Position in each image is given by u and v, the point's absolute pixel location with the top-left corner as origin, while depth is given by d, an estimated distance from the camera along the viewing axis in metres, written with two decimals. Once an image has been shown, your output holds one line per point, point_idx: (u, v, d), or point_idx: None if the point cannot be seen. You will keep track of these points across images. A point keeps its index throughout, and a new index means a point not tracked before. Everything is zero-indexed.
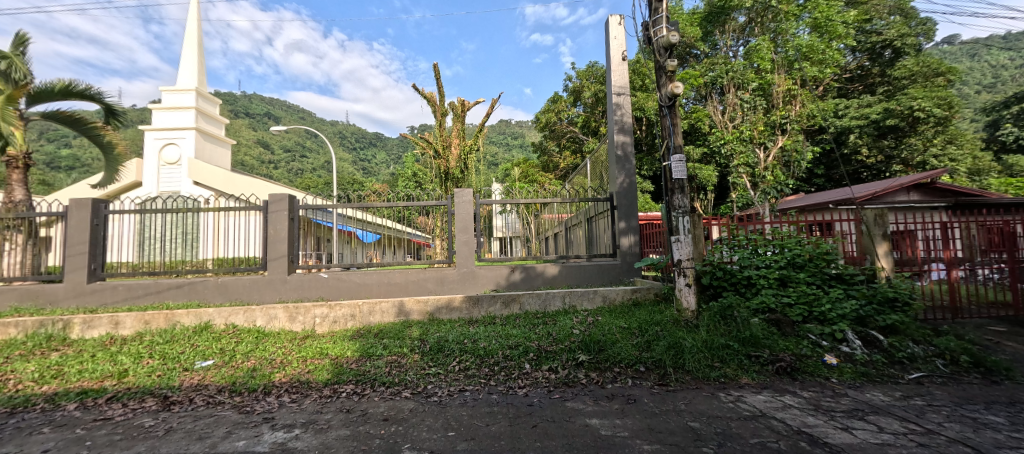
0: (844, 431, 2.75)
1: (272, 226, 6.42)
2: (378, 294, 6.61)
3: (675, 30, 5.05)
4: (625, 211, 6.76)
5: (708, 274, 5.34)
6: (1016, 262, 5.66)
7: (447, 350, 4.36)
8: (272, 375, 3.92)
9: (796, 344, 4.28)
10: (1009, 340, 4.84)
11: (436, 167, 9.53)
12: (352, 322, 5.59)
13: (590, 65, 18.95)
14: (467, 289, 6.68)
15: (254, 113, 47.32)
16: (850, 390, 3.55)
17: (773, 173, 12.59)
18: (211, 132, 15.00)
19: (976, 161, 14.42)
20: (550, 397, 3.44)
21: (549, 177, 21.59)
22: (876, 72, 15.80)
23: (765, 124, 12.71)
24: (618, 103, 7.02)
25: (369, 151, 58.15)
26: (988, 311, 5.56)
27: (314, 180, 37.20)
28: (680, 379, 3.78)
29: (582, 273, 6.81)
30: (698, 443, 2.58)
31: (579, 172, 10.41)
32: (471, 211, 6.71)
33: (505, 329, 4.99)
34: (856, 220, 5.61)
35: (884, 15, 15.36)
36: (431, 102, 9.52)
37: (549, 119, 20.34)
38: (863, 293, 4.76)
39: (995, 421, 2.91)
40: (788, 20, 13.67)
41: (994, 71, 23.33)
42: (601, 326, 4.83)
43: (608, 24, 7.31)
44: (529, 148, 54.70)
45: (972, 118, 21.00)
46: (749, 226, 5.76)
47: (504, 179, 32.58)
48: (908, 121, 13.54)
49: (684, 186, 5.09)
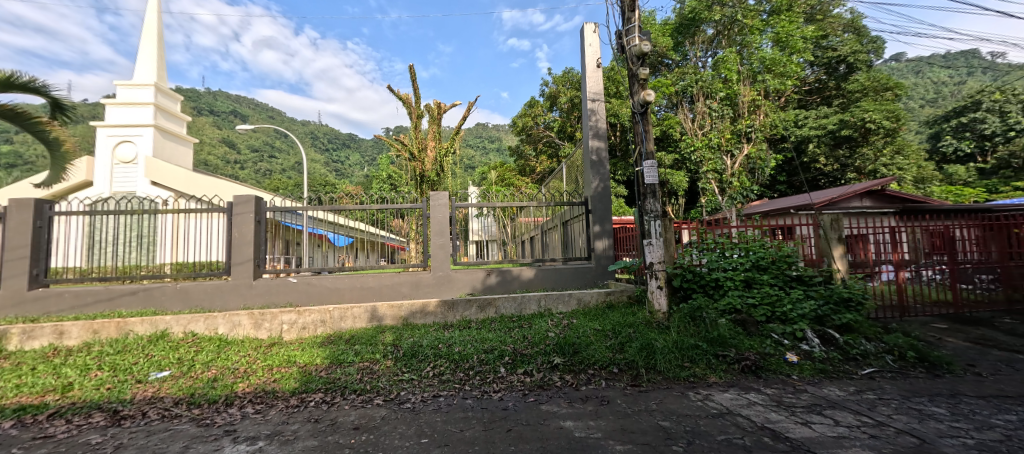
0: (804, 426, 2.88)
1: (236, 229, 6.15)
2: (350, 299, 6.45)
3: (646, 40, 5.19)
4: (600, 215, 6.89)
5: (679, 276, 5.48)
6: (955, 263, 6.09)
7: (421, 356, 4.30)
8: (234, 385, 3.75)
9: (760, 344, 4.47)
10: (949, 335, 5.22)
11: (411, 170, 9.41)
12: (322, 328, 5.41)
13: (566, 71, 19.23)
14: (442, 293, 6.62)
15: (220, 111, 45.39)
16: (810, 387, 3.72)
17: (738, 180, 13.14)
18: (171, 129, 14.25)
19: (921, 170, 15.50)
20: (525, 400, 3.44)
21: (525, 181, 21.70)
22: (832, 86, 16.76)
23: (732, 132, 13.25)
24: (593, 109, 7.15)
25: (343, 152, 56.83)
26: (931, 308, 6.02)
27: (284, 181, 36.01)
28: (652, 379, 3.86)
29: (558, 276, 6.89)
30: (669, 442, 2.63)
31: (555, 176, 10.51)
32: (447, 215, 6.66)
33: (480, 333, 4.96)
34: (814, 225, 5.93)
35: (839, 32, 16.33)
36: (407, 104, 9.41)
37: (526, 123, 20.53)
38: (821, 294, 5.03)
39: (938, 412, 3.12)
40: (752, 33, 14.30)
41: (936, 87, 25.19)
42: (576, 329, 4.88)
43: (584, 31, 7.45)
44: (505, 151, 54.88)
45: (917, 130, 22.61)
46: (717, 230, 5.96)
47: (481, 182, 32.57)
48: (861, 132, 14.42)
49: (656, 191, 5.21)
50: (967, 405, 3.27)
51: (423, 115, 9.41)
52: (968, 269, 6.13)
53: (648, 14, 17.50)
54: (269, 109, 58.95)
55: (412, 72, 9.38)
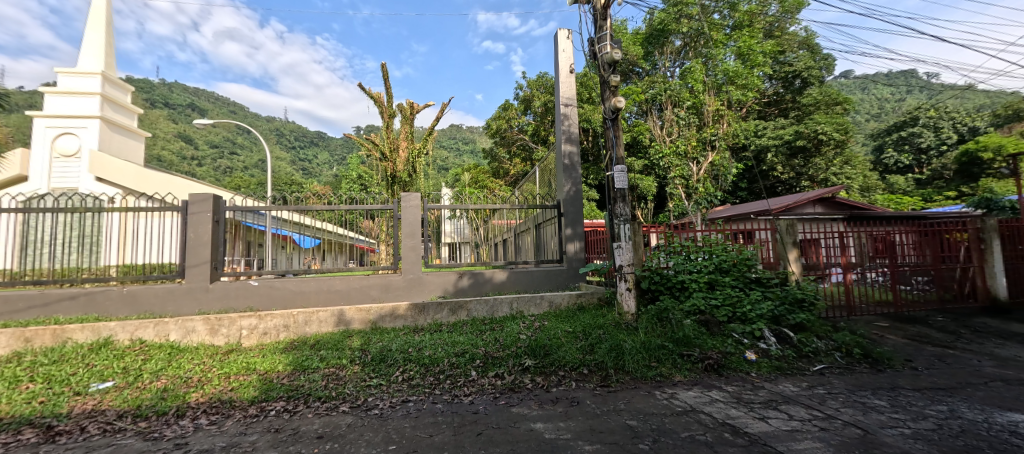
0: (761, 421, 3.02)
1: (192, 229, 5.80)
2: (315, 303, 6.22)
3: (618, 48, 5.32)
4: (572, 218, 7.00)
5: (647, 279, 5.63)
6: (895, 266, 6.57)
7: (390, 360, 4.20)
8: (186, 395, 3.53)
9: (722, 343, 4.66)
10: (890, 333, 5.63)
11: (383, 170, 9.22)
12: (285, 333, 5.19)
13: (540, 75, 19.41)
14: (413, 296, 6.50)
15: (176, 104, 42.86)
16: (767, 383, 3.92)
17: (704, 185, 13.66)
18: (120, 122, 13.34)
19: (867, 180, 16.65)
20: (496, 403, 3.42)
21: (499, 184, 21.73)
22: (789, 98, 17.74)
23: (698, 140, 13.75)
24: (566, 114, 7.24)
25: (310, 150, 54.96)
26: (874, 308, 6.50)
27: (245, 179, 34.37)
28: (621, 379, 3.94)
29: (530, 278, 6.91)
30: (636, 440, 2.69)
31: (529, 179, 10.57)
32: (418, 216, 6.56)
33: (452, 336, 4.91)
34: (772, 229, 6.24)
35: (794, 49, 17.37)
36: (378, 103, 9.22)
37: (500, 125, 20.58)
38: (778, 294, 5.29)
39: (879, 404, 3.36)
40: (717, 47, 14.98)
41: (880, 103, 27.22)
42: (548, 331, 4.92)
43: (557, 37, 7.55)
44: (478, 154, 54.75)
45: (863, 142, 24.30)
46: (684, 233, 6.15)
47: (453, 184, 32.33)
48: (814, 142, 15.36)
49: (626, 195, 5.31)
50: (905, 397, 3.53)
51: (396, 114, 9.25)
52: (907, 271, 6.62)
53: (620, 23, 17.96)
54: (231, 104, 56.21)
55: (384, 71, 9.21)
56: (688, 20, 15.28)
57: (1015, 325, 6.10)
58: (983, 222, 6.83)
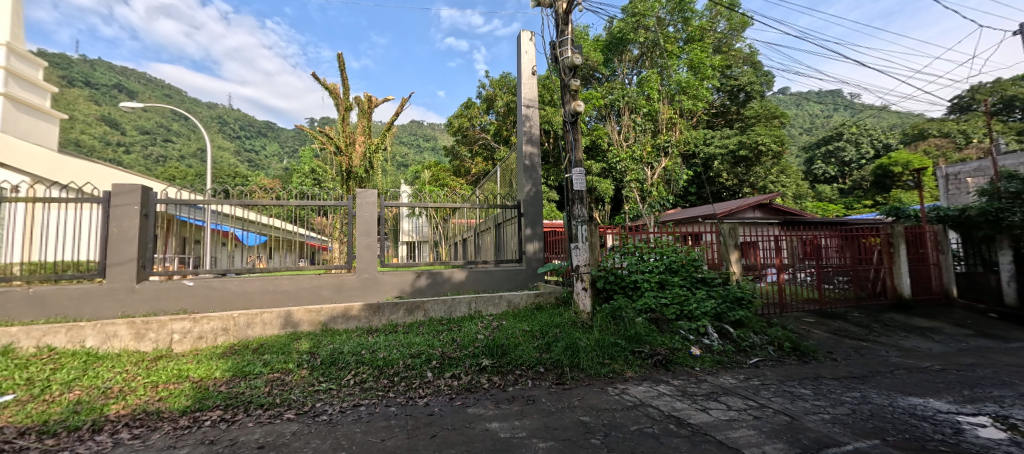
0: (703, 412, 3.21)
1: (114, 222, 5.27)
2: (259, 304, 5.85)
3: (578, 53, 5.45)
4: (532, 219, 7.07)
5: (602, 278, 5.79)
6: (821, 267, 7.23)
7: (341, 363, 4.04)
8: (105, 407, 3.19)
9: (671, 339, 4.91)
10: (815, 328, 6.18)
11: (338, 164, 8.84)
12: (224, 337, 4.84)
13: (503, 75, 19.48)
14: (367, 296, 6.30)
15: (99, 83, 38.60)
16: (709, 376, 4.17)
17: (657, 189, 14.28)
18: (29, 101, 11.86)
19: (799, 188, 18.16)
20: (451, 405, 3.39)
21: (460, 182, 21.53)
22: (733, 110, 18.95)
23: (653, 146, 14.38)
24: (527, 115, 7.30)
25: (257, 140, 51.56)
26: (802, 305, 7.13)
27: (181, 169, 31.56)
28: (575, 377, 4.04)
29: (489, 278, 6.89)
30: (588, 436, 2.78)
31: (490, 179, 10.57)
32: (375, 214, 6.36)
33: (407, 337, 4.79)
34: (716, 232, 6.66)
35: (739, 65, 18.63)
36: (334, 95, 8.84)
37: (462, 123, 20.40)
38: (720, 293, 5.65)
39: (804, 392, 3.68)
40: (670, 58, 15.75)
41: (811, 119, 29.87)
42: (505, 330, 4.93)
43: (520, 39, 7.60)
44: (439, 151, 53.92)
45: (796, 154, 26.52)
46: (638, 235, 6.38)
47: (412, 181, 31.68)
48: (756, 153, 16.54)
49: (583, 197, 5.45)
50: (826, 385, 3.90)
51: (352, 107, 8.91)
52: (831, 271, 7.30)
53: (581, 29, 18.39)
54: (166, 87, 51.47)
55: (341, 61, 8.86)
56: (645, 31, 15.93)
57: (916, 319, 6.92)
58: (893, 228, 7.67)
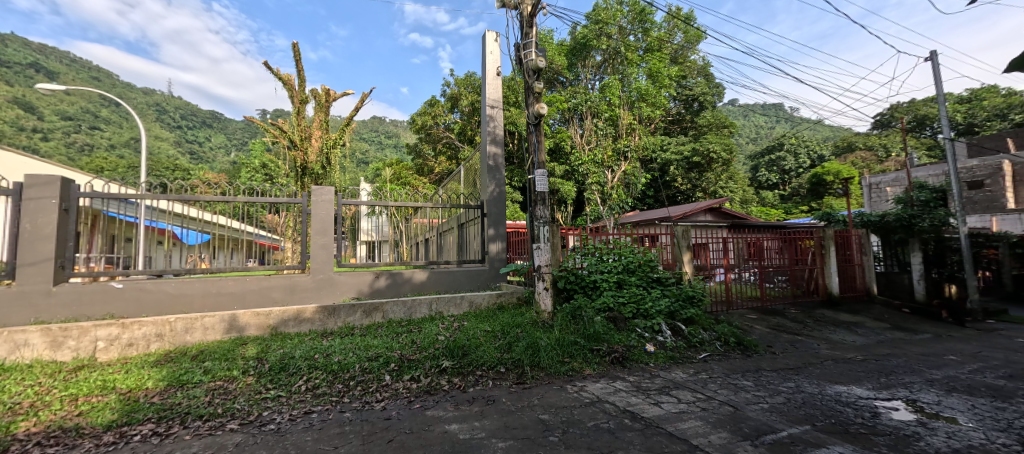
0: (656, 406, 3.35)
1: (26, 218, 4.72)
2: (199, 308, 5.45)
3: (542, 56, 5.52)
4: (495, 219, 7.06)
5: (563, 278, 5.91)
6: (763, 267, 7.77)
7: (292, 368, 3.84)
8: (10, 425, 2.84)
9: (627, 337, 5.09)
10: (758, 323, 6.63)
11: (292, 159, 8.42)
12: (159, 344, 4.47)
13: (468, 74, 19.37)
14: (322, 298, 6.04)
15: (11, 61, 34.42)
16: (662, 372, 4.36)
17: (617, 192, 14.73)
18: None
19: (746, 193, 19.41)
20: (410, 408, 3.32)
21: (423, 181, 21.15)
22: (688, 119, 19.82)
23: (613, 150, 14.83)
24: (491, 115, 7.30)
25: (201, 131, 48.01)
26: (747, 302, 7.64)
27: (110, 159, 28.75)
28: (535, 376, 4.09)
29: (451, 278, 6.82)
30: (546, 433, 2.82)
31: (453, 178, 10.48)
32: (331, 212, 6.12)
33: (365, 339, 4.63)
34: (671, 234, 6.98)
35: (694, 75, 19.65)
36: (288, 86, 8.41)
37: (425, 121, 20.11)
38: (674, 293, 5.91)
39: (746, 384, 3.94)
40: (631, 65, 16.32)
41: (757, 131, 32.04)
42: (466, 331, 4.89)
43: (485, 39, 7.59)
44: (401, 149, 52.66)
45: (743, 162, 28.31)
46: (599, 236, 6.53)
47: (373, 179, 30.82)
48: (707, 159, 17.52)
49: (545, 198, 5.53)
50: (766, 377, 4.19)
51: (309, 100, 8.52)
52: (772, 271, 7.86)
53: (546, 33, 18.64)
54: (93, 69, 46.79)
55: (296, 52, 8.45)
56: (607, 39, 16.42)
57: (843, 314, 7.60)
58: (824, 232, 8.38)
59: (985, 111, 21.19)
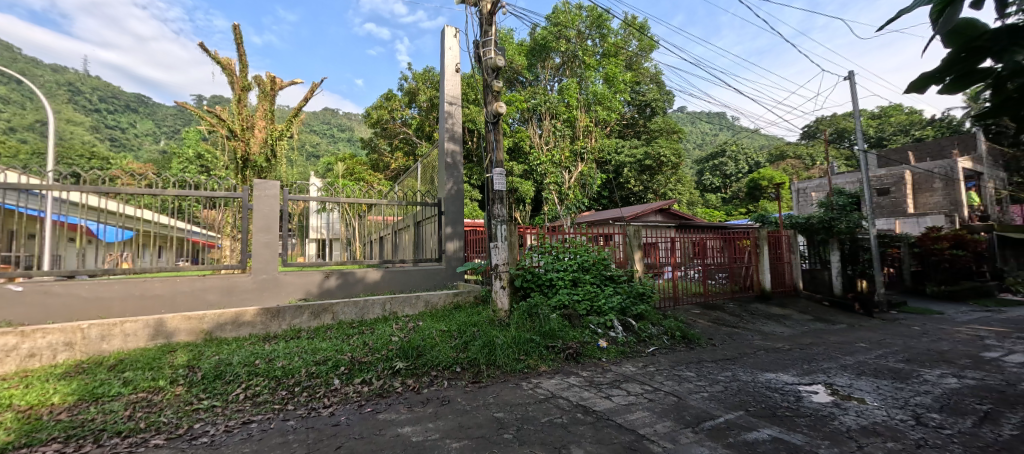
0: (607, 399, 3.47)
1: None
2: (120, 313, 4.92)
3: (501, 55, 5.53)
4: (452, 218, 6.96)
5: (520, 277, 5.96)
6: (706, 265, 8.27)
7: (229, 376, 3.57)
8: None
9: (581, 333, 5.24)
10: (701, 318, 7.07)
11: (231, 150, 7.81)
12: (68, 354, 3.98)
13: (426, 69, 18.96)
14: (265, 299, 5.68)
15: None
16: (614, 366, 4.53)
17: (573, 192, 15.07)
18: None
19: (692, 196, 20.56)
20: (360, 412, 3.20)
21: (377, 177, 20.46)
22: (641, 123, 20.67)
23: (571, 151, 15.13)
24: (449, 112, 7.20)
25: (124, 117, 43.29)
26: (691, 298, 8.12)
27: (8, 144, 25.08)
28: (491, 374, 4.10)
29: (406, 278, 6.65)
30: (501, 431, 2.83)
31: (410, 175, 10.22)
32: (276, 208, 5.76)
33: (312, 342, 4.41)
34: (622, 233, 7.22)
35: (647, 82, 20.51)
36: (228, 72, 7.80)
37: (381, 115, 19.44)
38: (626, 290, 6.14)
39: (689, 374, 4.19)
40: (589, 69, 16.74)
41: (703, 137, 34.12)
42: (422, 331, 4.79)
43: (444, 34, 7.46)
44: (355, 143, 50.57)
45: (690, 166, 29.99)
46: (556, 235, 6.60)
47: (324, 174, 29.33)
48: (658, 163, 18.38)
49: (503, 197, 5.53)
50: (707, 367, 4.47)
51: (251, 87, 7.95)
52: (714, 269, 8.39)
53: (506, 32, 18.64)
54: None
55: (238, 35, 7.85)
56: (566, 42, 16.79)
57: (774, 308, 8.28)
58: (759, 232, 9.09)
59: (892, 127, 23.99)
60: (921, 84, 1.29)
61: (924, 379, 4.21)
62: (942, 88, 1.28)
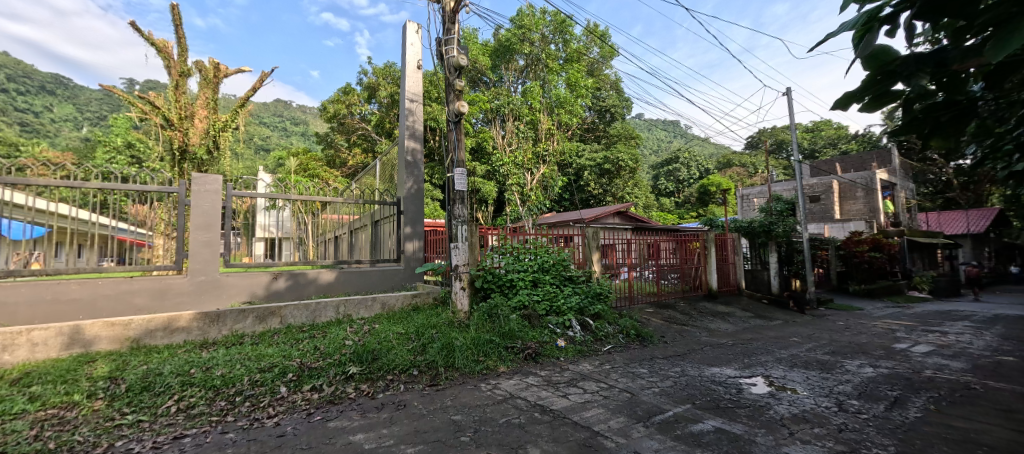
0: (563, 397, 3.53)
1: None
2: (26, 320, 4.36)
3: (464, 54, 5.49)
4: (411, 217, 6.79)
5: (481, 278, 5.92)
6: (659, 266, 8.63)
7: (159, 387, 3.27)
8: None
9: (540, 333, 5.30)
10: (655, 316, 7.39)
11: (166, 140, 7.20)
12: None
13: (387, 64, 18.44)
14: (203, 303, 5.26)
15: None
16: (571, 365, 4.63)
17: (535, 193, 15.21)
18: None
19: (648, 200, 21.41)
20: (309, 421, 3.05)
21: (334, 174, 19.63)
22: (601, 128, 21.27)
23: (533, 153, 15.27)
24: (410, 109, 7.03)
25: (38, 100, 38.59)
26: (646, 298, 8.44)
27: None
28: (449, 377, 4.04)
29: (363, 279, 6.42)
30: (458, 434, 2.80)
31: (369, 172, 9.88)
32: (218, 204, 5.37)
33: (256, 349, 4.14)
34: (581, 235, 7.38)
35: (607, 88, 21.13)
36: (165, 55, 7.17)
37: (338, 110, 18.67)
38: (584, 290, 6.28)
39: (643, 371, 4.35)
40: (551, 73, 16.97)
41: (658, 143, 35.70)
42: (378, 334, 4.65)
43: (405, 29, 7.29)
44: (310, 137, 48.23)
45: (646, 170, 31.28)
46: (517, 236, 6.61)
47: (275, 169, 27.71)
48: (616, 167, 18.98)
49: (464, 197, 5.47)
50: (659, 364, 4.67)
51: (192, 73, 7.36)
52: (667, 270, 8.78)
53: (470, 31, 18.52)
54: None
55: (176, 15, 7.25)
56: (530, 45, 16.92)
57: (720, 306, 8.81)
58: (707, 235, 9.64)
59: (822, 140, 26.30)
60: (845, 102, 1.42)
61: (847, 369, 4.64)
62: (862, 106, 1.41)
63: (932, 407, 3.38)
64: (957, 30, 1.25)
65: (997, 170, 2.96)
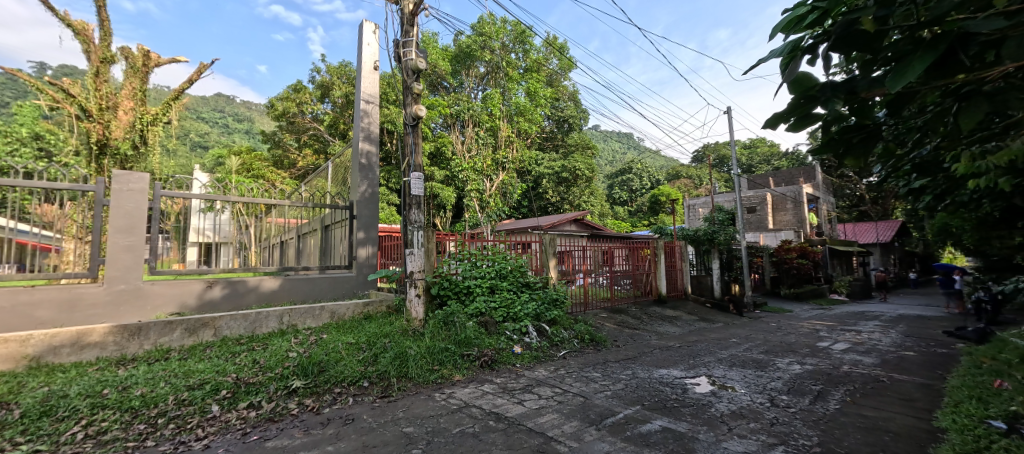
0: (519, 404, 3.53)
1: None
2: None
3: (422, 58, 5.40)
4: (365, 222, 6.54)
5: (437, 284, 5.80)
6: (613, 272, 8.91)
7: (63, 412, 2.89)
8: None
9: (497, 340, 5.27)
10: (608, 321, 7.61)
11: (83, 133, 6.45)
12: None
13: (342, 63, 17.79)
14: (123, 314, 4.73)
15: None
16: (527, 371, 4.64)
17: (494, 200, 15.15)
18: None
19: (603, 208, 22.11)
20: (243, 441, 2.82)
21: (281, 175, 18.51)
22: (559, 137, 21.75)
23: (493, 160, 15.20)
24: (365, 111, 6.80)
25: None
26: (600, 303, 8.66)
27: None
28: (402, 387, 3.91)
29: (310, 286, 6.09)
30: (410, 446, 2.71)
31: (320, 175, 9.42)
32: (144, 205, 4.88)
33: (185, 364, 3.78)
34: (539, 241, 7.45)
35: (565, 99, 21.67)
36: (84, 38, 6.46)
37: (287, 107, 17.69)
38: (540, 296, 6.35)
39: (596, 375, 4.45)
40: (512, 81, 17.12)
41: (613, 154, 37.11)
42: (325, 345, 4.41)
43: (362, 28, 7.07)
44: (256, 136, 45.27)
45: (602, 179, 32.37)
46: (474, 242, 6.56)
47: (214, 169, 25.65)
48: (574, 175, 19.42)
49: (420, 202, 5.34)
50: (611, 367, 4.81)
51: (117, 61, 6.67)
52: (619, 275, 9.08)
53: (430, 35, 18.34)
54: None
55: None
56: (490, 52, 17.04)
57: (669, 310, 9.25)
58: (657, 243, 10.12)
59: (758, 157, 28.56)
60: (775, 121, 1.54)
61: (778, 366, 5.03)
62: (788, 126, 1.54)
63: (849, 399, 3.74)
64: (866, 62, 1.40)
65: (899, 186, 3.36)
